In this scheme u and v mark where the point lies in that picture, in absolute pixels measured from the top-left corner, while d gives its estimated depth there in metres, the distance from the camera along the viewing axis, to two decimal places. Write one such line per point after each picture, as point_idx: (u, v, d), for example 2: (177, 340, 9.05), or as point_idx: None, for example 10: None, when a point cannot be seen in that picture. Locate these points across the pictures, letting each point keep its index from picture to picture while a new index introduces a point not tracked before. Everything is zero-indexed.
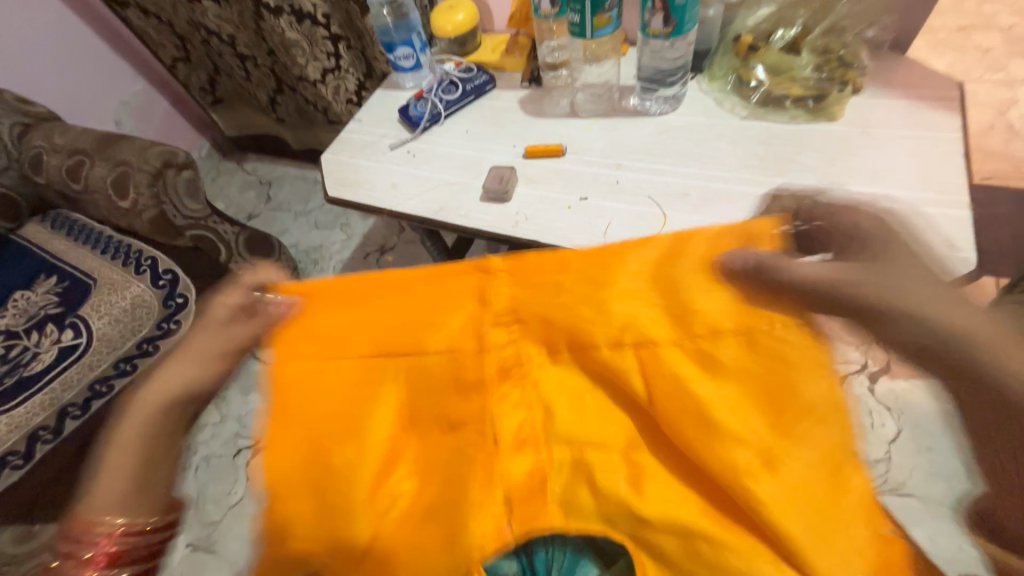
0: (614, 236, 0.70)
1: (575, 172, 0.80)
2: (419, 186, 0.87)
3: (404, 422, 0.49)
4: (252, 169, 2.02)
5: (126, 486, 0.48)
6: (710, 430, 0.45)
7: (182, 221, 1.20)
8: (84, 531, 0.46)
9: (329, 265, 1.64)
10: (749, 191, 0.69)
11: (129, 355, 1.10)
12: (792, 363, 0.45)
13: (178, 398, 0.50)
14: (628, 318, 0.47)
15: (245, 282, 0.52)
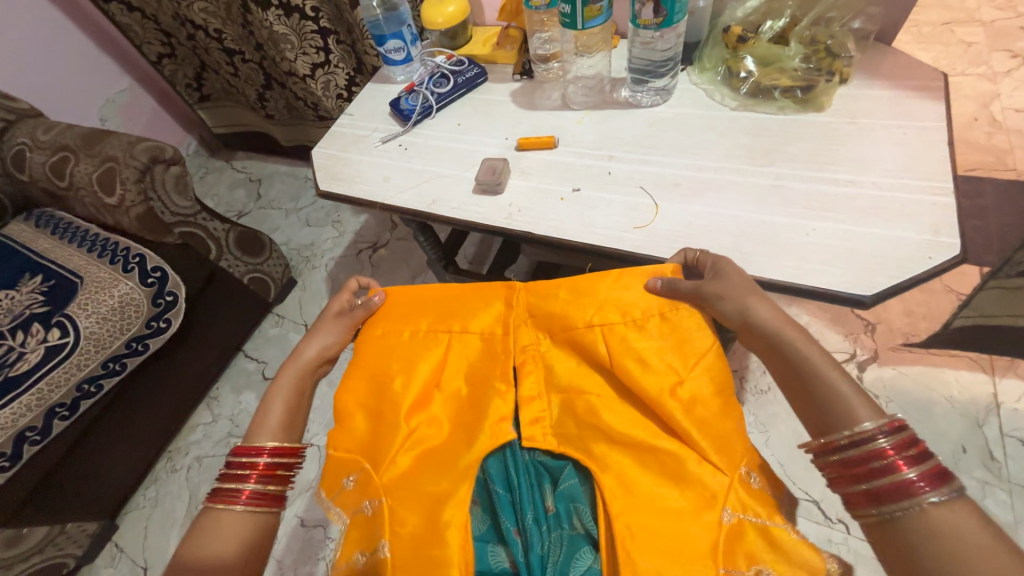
0: (606, 226, 0.71)
1: (567, 164, 0.80)
2: (411, 180, 0.86)
3: (442, 372, 0.66)
4: (241, 167, 2.00)
5: (275, 421, 0.62)
6: (645, 370, 0.58)
7: (171, 218, 1.20)
8: (249, 450, 0.60)
9: (321, 262, 1.63)
10: (740, 181, 0.70)
11: (118, 353, 1.10)
12: (698, 329, 0.59)
13: (309, 365, 0.67)
14: (599, 304, 0.62)
15: (346, 292, 0.75)
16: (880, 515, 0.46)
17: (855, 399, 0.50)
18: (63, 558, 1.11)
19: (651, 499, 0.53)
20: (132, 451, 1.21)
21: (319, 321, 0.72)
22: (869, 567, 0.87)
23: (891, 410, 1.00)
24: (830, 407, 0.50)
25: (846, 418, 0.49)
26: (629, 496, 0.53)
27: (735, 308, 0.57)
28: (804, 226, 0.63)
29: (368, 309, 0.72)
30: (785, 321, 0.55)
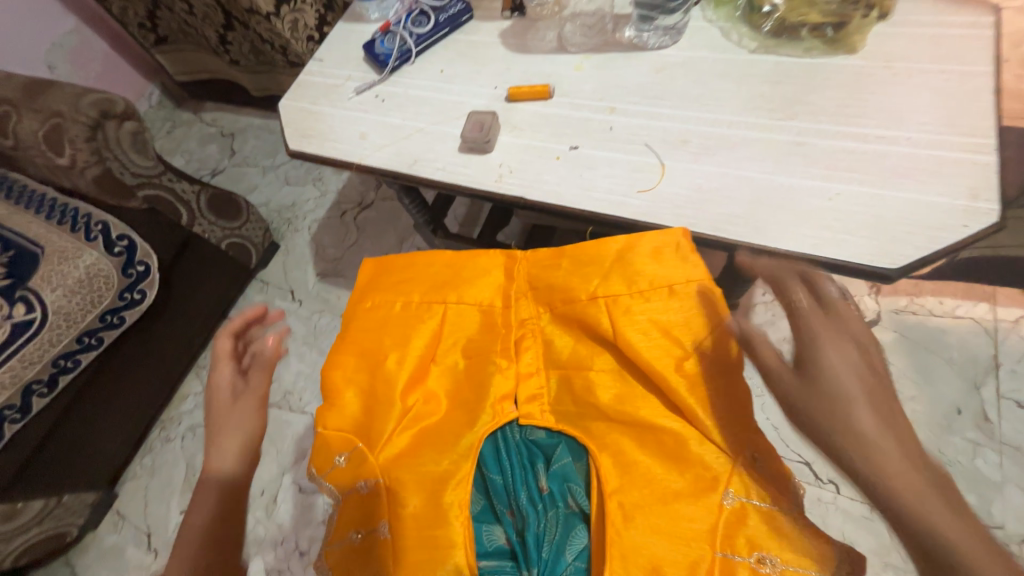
0: (607, 190, 0.64)
1: (563, 118, 0.71)
2: (390, 137, 0.77)
3: (437, 345, 0.61)
4: (210, 120, 1.85)
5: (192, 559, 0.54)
6: (649, 346, 0.55)
7: (133, 179, 1.10)
8: None
9: (304, 225, 1.54)
10: (756, 137, 0.62)
11: (92, 327, 1.04)
12: (707, 305, 0.55)
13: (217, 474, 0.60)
14: (600, 275, 0.58)
15: (220, 352, 0.69)
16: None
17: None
18: (65, 529, 1.12)
19: (649, 480, 0.51)
20: (122, 424, 1.19)
21: (213, 409, 0.66)
22: (853, 524, 0.89)
23: (890, 373, 0.99)
24: (940, 554, 0.36)
25: None
26: (626, 476, 0.52)
27: (815, 402, 0.46)
28: (828, 190, 0.57)
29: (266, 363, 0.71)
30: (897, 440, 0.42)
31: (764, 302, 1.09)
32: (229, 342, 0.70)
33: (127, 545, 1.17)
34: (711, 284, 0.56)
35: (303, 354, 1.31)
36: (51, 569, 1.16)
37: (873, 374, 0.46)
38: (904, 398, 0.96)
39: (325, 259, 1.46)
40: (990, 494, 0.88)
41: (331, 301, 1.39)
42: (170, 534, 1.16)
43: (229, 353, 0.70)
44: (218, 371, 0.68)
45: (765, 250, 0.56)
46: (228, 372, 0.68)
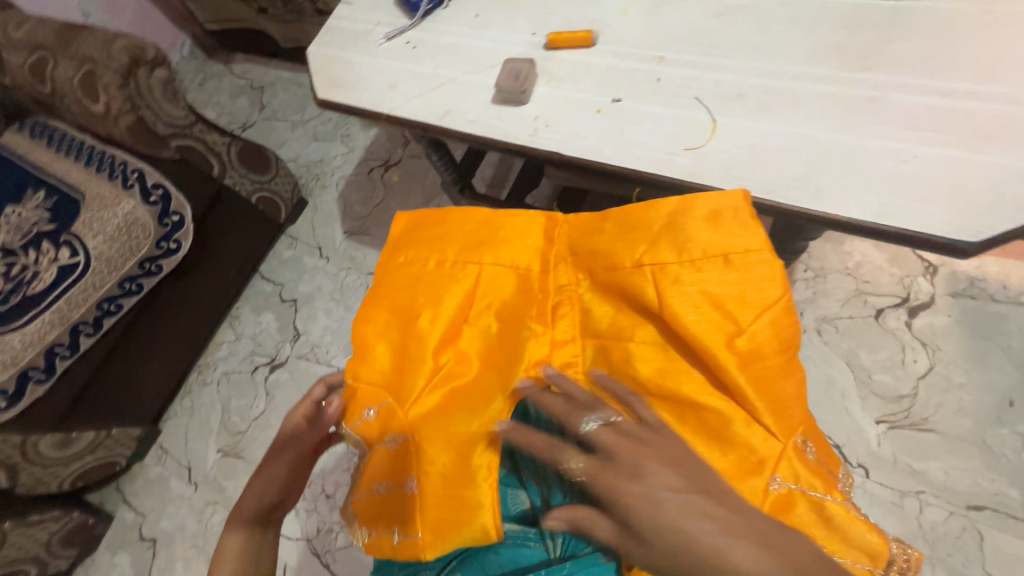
0: (651, 147, 0.59)
1: (606, 68, 0.66)
2: (421, 86, 0.74)
3: (470, 306, 0.60)
4: (240, 72, 1.83)
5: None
6: (699, 320, 0.51)
7: (165, 129, 1.10)
8: None
9: (331, 182, 1.53)
10: (824, 90, 0.56)
11: (132, 274, 1.07)
12: (767, 278, 0.51)
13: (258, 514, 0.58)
14: (648, 242, 0.54)
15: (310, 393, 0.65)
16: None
17: None
18: (114, 457, 1.20)
19: None
20: (162, 368, 1.25)
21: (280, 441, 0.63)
22: (879, 509, 0.86)
23: (939, 359, 0.93)
24: None
25: None
26: None
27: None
28: (903, 152, 0.51)
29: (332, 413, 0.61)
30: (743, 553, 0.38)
31: (806, 279, 1.03)
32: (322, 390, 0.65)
33: (170, 476, 1.26)
34: (773, 254, 0.51)
35: (331, 310, 1.35)
36: (103, 493, 1.27)
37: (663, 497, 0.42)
38: (950, 385, 0.91)
39: (352, 217, 1.46)
40: None
41: (357, 259, 1.39)
42: (207, 470, 1.24)
43: (316, 400, 0.65)
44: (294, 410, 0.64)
45: (823, 218, 0.51)
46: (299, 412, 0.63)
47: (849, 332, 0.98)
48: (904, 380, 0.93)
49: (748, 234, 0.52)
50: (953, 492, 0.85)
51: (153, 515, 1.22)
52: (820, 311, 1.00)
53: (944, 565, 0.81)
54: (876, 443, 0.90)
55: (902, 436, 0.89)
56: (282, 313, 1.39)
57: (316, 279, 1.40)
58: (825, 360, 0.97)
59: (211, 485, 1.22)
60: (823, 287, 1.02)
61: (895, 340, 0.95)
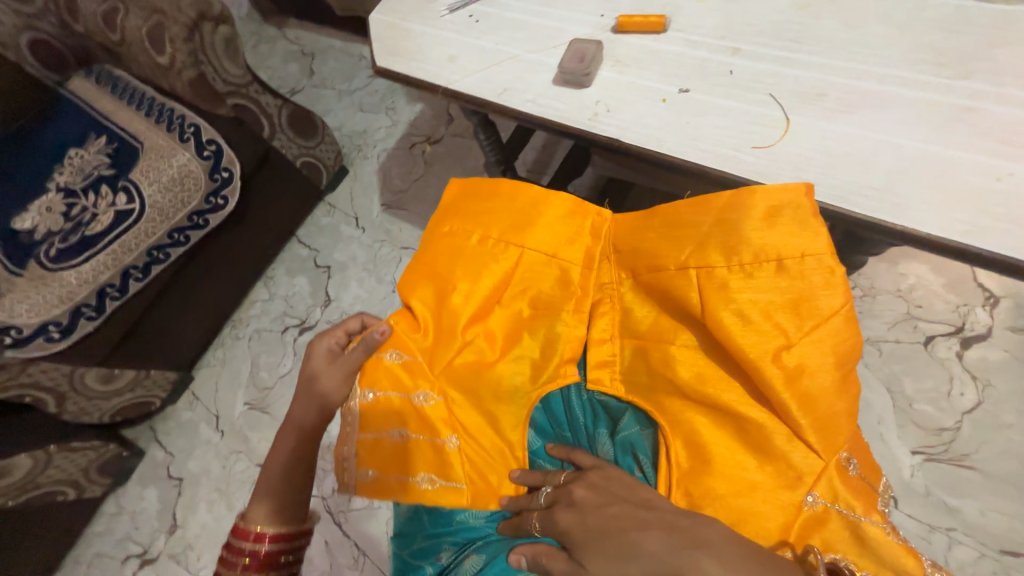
0: (717, 142, 0.57)
1: (676, 56, 0.63)
2: (481, 61, 0.73)
3: (507, 288, 0.62)
4: (294, 38, 1.85)
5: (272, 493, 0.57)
6: (744, 329, 0.49)
7: (223, 87, 1.12)
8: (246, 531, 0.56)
9: (373, 153, 1.55)
10: (913, 96, 0.53)
11: (181, 226, 1.11)
12: (824, 287, 0.47)
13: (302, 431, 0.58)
14: (696, 243, 0.53)
15: (343, 324, 0.63)
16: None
17: None
18: (150, 398, 1.26)
19: (721, 469, 0.49)
20: (200, 318, 1.30)
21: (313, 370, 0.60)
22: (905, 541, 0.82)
23: (990, 394, 0.88)
24: None
25: None
26: (695, 459, 0.51)
27: None
28: (995, 169, 0.48)
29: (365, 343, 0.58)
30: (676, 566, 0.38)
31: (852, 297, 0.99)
32: (356, 324, 0.64)
33: (199, 422, 1.32)
34: (834, 260, 0.47)
35: (362, 280, 1.37)
36: (136, 430, 1.34)
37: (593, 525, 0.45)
38: (998, 424, 0.86)
39: (391, 191, 1.47)
40: None
41: (392, 232, 1.41)
42: (234, 420, 1.30)
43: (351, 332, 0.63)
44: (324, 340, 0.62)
45: (897, 231, 0.48)
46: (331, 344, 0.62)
47: (893, 356, 0.94)
48: (948, 413, 0.88)
49: (805, 238, 0.48)
50: (988, 534, 0.81)
51: (181, 457, 1.29)
52: (864, 331, 0.96)
53: None
54: (910, 474, 0.86)
55: (939, 470, 0.85)
56: (315, 278, 1.42)
57: (350, 248, 1.43)
58: (864, 383, 0.93)
59: (237, 434, 1.28)
60: (871, 308, 0.97)
61: (943, 371, 0.91)
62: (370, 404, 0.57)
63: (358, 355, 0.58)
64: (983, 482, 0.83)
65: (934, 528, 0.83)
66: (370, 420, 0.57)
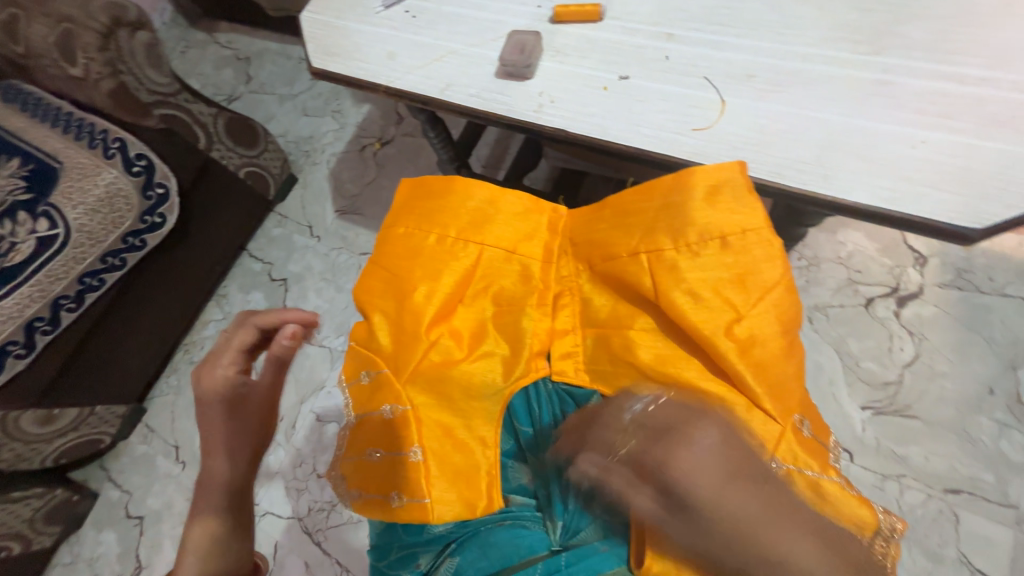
0: (659, 126, 0.58)
1: (614, 43, 0.64)
2: (421, 57, 0.71)
3: (467, 286, 0.61)
4: (226, 42, 1.75)
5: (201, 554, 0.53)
6: (697, 306, 0.51)
7: (148, 97, 1.04)
8: None
9: (322, 158, 1.49)
10: (834, 73, 0.55)
11: (115, 249, 1.03)
12: (764, 259, 0.51)
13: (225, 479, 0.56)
14: (647, 228, 0.54)
15: (230, 342, 0.60)
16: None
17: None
18: (99, 435, 1.18)
19: None
20: (147, 345, 1.22)
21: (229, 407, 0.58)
22: (862, 491, 0.88)
23: (925, 347, 0.95)
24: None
25: None
26: None
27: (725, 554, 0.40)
28: (912, 137, 0.51)
29: (273, 356, 0.59)
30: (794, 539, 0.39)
31: (799, 267, 1.04)
32: (250, 333, 0.60)
33: (156, 455, 1.24)
34: (770, 235, 0.51)
35: (321, 290, 1.32)
36: (86, 471, 1.24)
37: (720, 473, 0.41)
38: (935, 373, 0.93)
39: (344, 196, 1.42)
40: (1008, 474, 0.86)
41: (349, 239, 1.36)
42: (195, 449, 1.23)
43: (240, 347, 0.60)
44: (214, 369, 0.59)
45: (829, 201, 0.51)
46: (224, 373, 0.59)
47: (839, 320, 0.99)
48: (890, 368, 0.95)
49: (744, 216, 0.52)
50: (934, 476, 0.87)
51: (140, 494, 1.21)
52: (812, 299, 1.02)
53: (922, 545, 0.84)
54: (861, 428, 0.92)
55: (886, 422, 0.92)
56: (271, 293, 1.36)
57: (306, 258, 1.37)
58: (815, 348, 0.98)
59: (200, 463, 1.21)
60: (816, 276, 1.03)
61: (884, 329, 0.97)
62: (353, 425, 0.61)
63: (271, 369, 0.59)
64: (925, 429, 0.90)
65: (885, 476, 0.89)
66: (353, 443, 0.60)
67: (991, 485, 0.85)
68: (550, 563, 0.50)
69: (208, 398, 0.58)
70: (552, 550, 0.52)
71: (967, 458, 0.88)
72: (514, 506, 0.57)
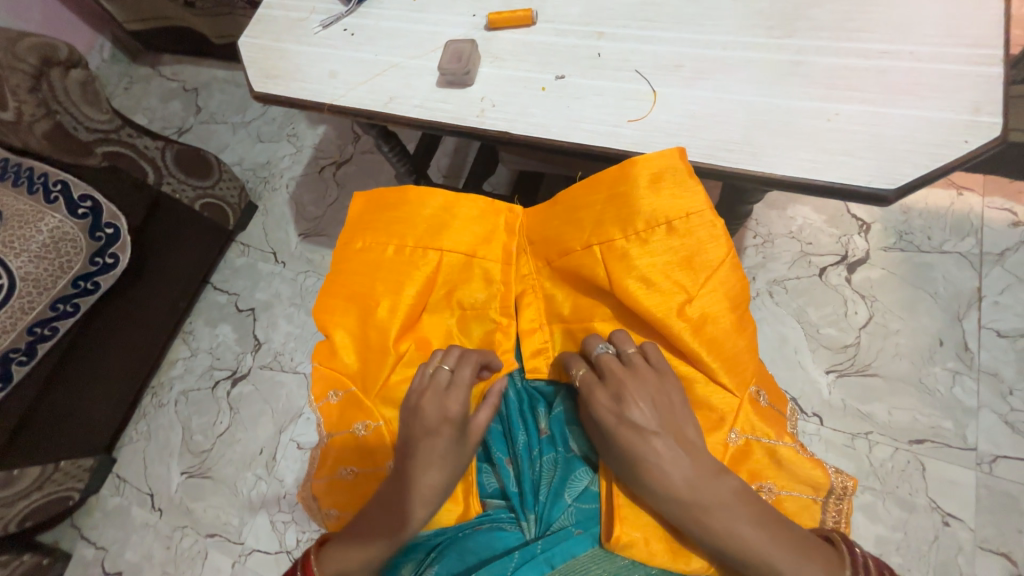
0: (597, 121, 0.60)
1: (548, 45, 0.66)
2: (363, 73, 0.72)
3: (431, 295, 0.62)
4: (172, 75, 1.72)
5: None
6: (649, 291, 0.54)
7: (88, 136, 1.02)
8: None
9: (281, 183, 1.47)
10: (754, 57, 0.59)
11: (66, 294, 1.00)
12: (708, 240, 0.54)
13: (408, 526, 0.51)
14: (597, 221, 0.56)
15: (457, 376, 0.54)
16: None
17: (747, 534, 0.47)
18: (67, 491, 1.12)
19: None
20: (111, 392, 1.18)
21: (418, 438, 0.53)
22: (833, 452, 0.92)
23: (877, 308, 1.00)
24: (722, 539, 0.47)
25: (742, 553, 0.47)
26: None
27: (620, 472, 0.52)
28: (827, 110, 0.54)
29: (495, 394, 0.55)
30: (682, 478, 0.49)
31: (755, 244, 1.09)
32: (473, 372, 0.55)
33: (131, 505, 1.19)
34: (711, 216, 0.54)
35: (291, 316, 1.30)
36: (56, 531, 1.18)
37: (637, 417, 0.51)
38: (889, 332, 0.98)
39: (306, 219, 1.41)
40: (965, 419, 0.91)
41: (315, 261, 1.35)
42: (173, 494, 1.18)
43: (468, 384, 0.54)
44: (445, 403, 0.52)
45: (759, 177, 0.54)
46: (457, 408, 0.52)
47: (797, 290, 1.04)
48: (848, 331, 0.99)
49: (686, 199, 0.54)
50: (899, 429, 0.92)
51: (117, 548, 1.15)
52: (770, 274, 1.06)
53: (894, 496, 0.88)
54: (828, 392, 0.96)
55: (850, 383, 0.96)
56: (239, 324, 1.33)
57: (273, 285, 1.35)
58: (778, 320, 1.02)
59: (178, 508, 1.16)
60: (772, 252, 1.07)
61: (839, 296, 1.02)
62: (326, 443, 0.61)
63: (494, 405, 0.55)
64: (886, 385, 0.95)
65: (854, 435, 0.93)
66: (323, 462, 0.61)
67: (950, 431, 0.90)
68: (526, 551, 0.51)
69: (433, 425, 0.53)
70: (528, 543, 0.53)
71: (926, 408, 0.92)
72: (490, 509, 0.57)
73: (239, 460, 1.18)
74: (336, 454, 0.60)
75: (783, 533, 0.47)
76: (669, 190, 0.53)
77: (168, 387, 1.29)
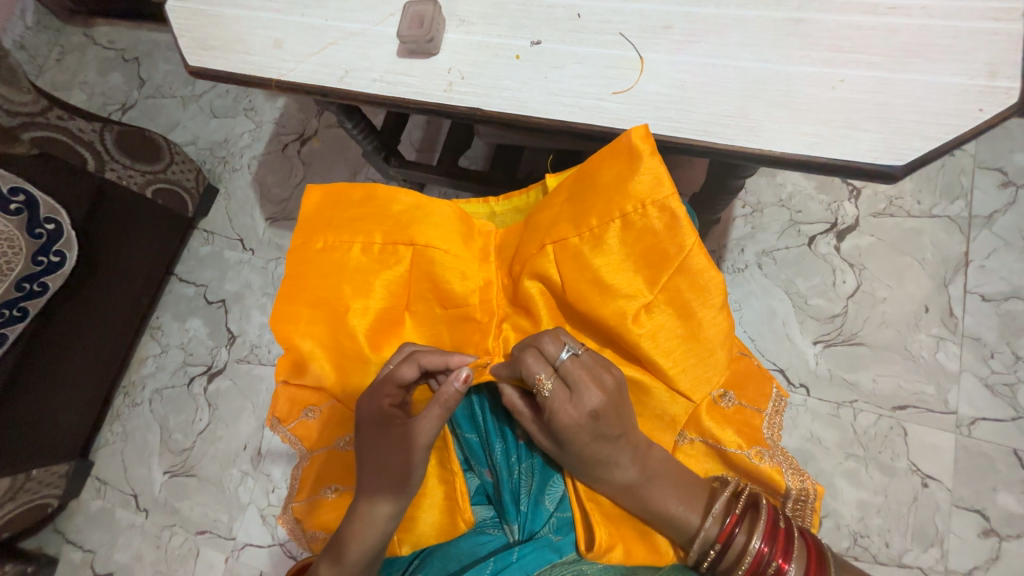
0: (579, 93, 0.54)
1: (521, 5, 0.58)
2: (312, 42, 0.63)
3: (399, 294, 0.57)
4: (107, 42, 1.55)
5: None
6: (605, 294, 0.51)
7: (10, 120, 0.87)
8: None
9: (241, 163, 1.36)
10: (750, 16, 0.52)
11: (10, 299, 0.92)
12: (668, 232, 0.50)
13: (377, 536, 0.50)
14: (552, 218, 0.53)
15: (395, 374, 0.52)
16: (701, 566, 0.55)
17: (682, 506, 0.52)
18: (44, 499, 1.08)
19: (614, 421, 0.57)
20: (80, 396, 1.12)
21: (365, 440, 0.52)
22: (819, 421, 0.93)
23: (865, 276, 0.99)
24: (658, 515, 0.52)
25: (676, 522, 0.52)
26: None
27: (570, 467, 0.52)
28: (831, 77, 0.49)
29: (442, 401, 0.49)
30: (641, 473, 0.51)
31: (744, 215, 1.05)
32: (414, 372, 0.51)
33: (115, 508, 1.16)
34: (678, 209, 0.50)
35: (265, 306, 1.23)
36: (40, 537, 1.15)
37: (609, 425, 0.48)
38: (876, 301, 0.97)
39: (272, 202, 1.31)
40: (947, 384, 0.92)
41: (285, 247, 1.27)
42: (157, 493, 1.15)
43: (409, 383, 0.52)
44: (374, 405, 0.52)
45: (757, 154, 0.49)
46: (388, 403, 0.52)
47: (784, 261, 1.01)
48: (836, 301, 0.98)
49: (652, 189, 0.50)
50: (882, 397, 0.93)
51: (105, 551, 1.13)
52: (759, 245, 1.03)
53: (876, 461, 0.90)
54: (815, 362, 0.96)
55: (837, 353, 0.96)
56: (210, 317, 1.26)
57: (241, 274, 1.27)
58: (766, 292, 1.01)
59: (164, 508, 1.14)
60: (761, 221, 1.04)
61: (827, 265, 1.00)
62: (306, 461, 0.59)
63: (436, 412, 0.49)
64: (872, 353, 0.95)
65: (839, 403, 0.93)
66: (304, 481, 0.59)
67: (932, 395, 0.91)
68: (501, 560, 0.50)
69: (371, 427, 0.51)
70: (509, 548, 0.52)
71: (912, 375, 0.93)
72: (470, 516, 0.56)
73: (222, 458, 1.14)
74: (316, 471, 0.58)
75: (699, 494, 0.53)
76: (637, 179, 0.50)
77: (139, 386, 1.24)
